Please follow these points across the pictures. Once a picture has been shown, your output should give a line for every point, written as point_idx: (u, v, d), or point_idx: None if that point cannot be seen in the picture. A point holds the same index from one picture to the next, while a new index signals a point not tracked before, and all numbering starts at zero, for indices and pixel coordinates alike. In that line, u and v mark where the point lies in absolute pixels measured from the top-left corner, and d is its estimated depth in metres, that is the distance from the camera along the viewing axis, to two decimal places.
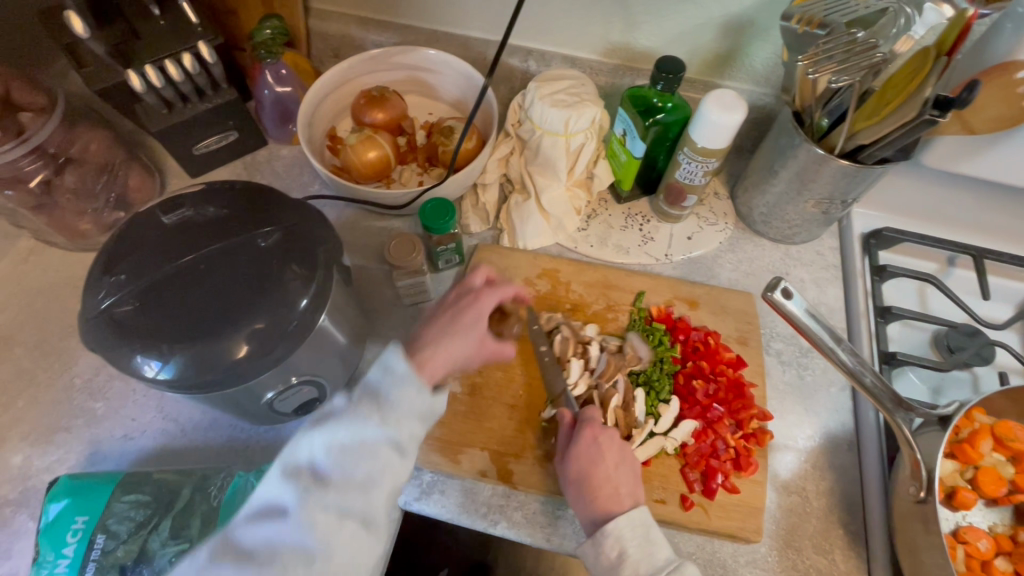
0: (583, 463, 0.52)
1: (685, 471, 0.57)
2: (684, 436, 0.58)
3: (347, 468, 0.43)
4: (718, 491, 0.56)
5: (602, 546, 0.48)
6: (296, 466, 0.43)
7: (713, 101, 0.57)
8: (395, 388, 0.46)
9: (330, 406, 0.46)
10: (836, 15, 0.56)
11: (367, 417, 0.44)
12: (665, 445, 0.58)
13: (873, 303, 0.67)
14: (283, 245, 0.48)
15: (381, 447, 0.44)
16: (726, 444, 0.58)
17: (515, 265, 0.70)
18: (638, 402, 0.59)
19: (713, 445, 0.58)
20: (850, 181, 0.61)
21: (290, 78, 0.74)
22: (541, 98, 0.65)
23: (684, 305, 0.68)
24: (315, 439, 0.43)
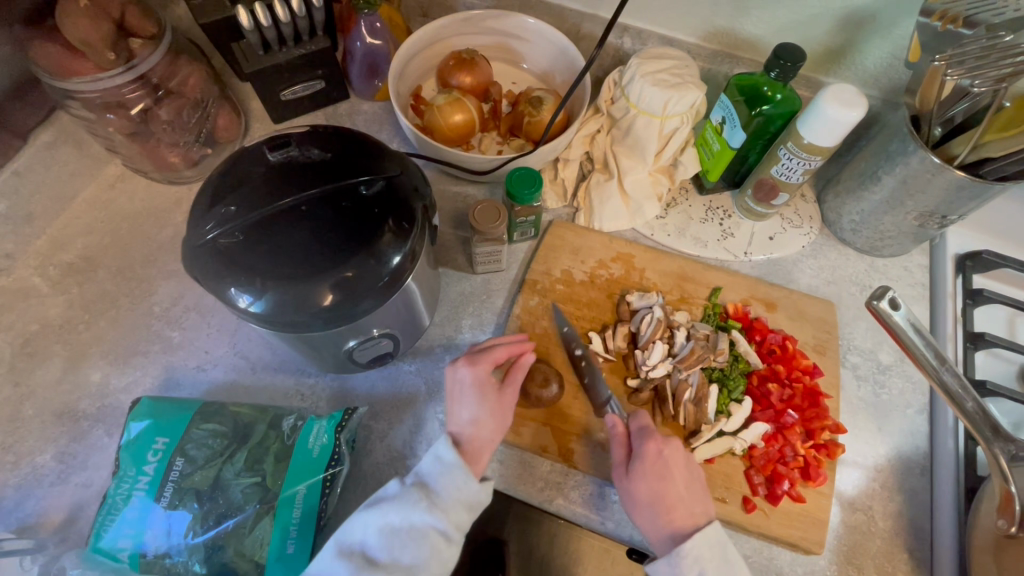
0: (649, 481, 0.51)
1: (750, 473, 0.56)
2: (753, 438, 0.57)
3: (395, 548, 0.45)
4: (783, 499, 0.55)
5: (679, 566, 0.48)
6: (350, 545, 0.46)
7: (831, 95, 0.54)
8: (443, 479, 0.48)
9: (383, 490, 0.49)
10: (983, 15, 0.53)
11: (417, 502, 0.47)
12: (734, 446, 0.56)
13: (962, 329, 0.64)
14: (384, 196, 0.47)
15: (428, 530, 0.46)
16: (795, 452, 0.56)
17: (589, 246, 0.69)
18: (711, 399, 0.58)
19: (783, 451, 0.56)
20: (962, 197, 0.58)
21: (383, 32, 0.73)
22: (642, 75, 0.63)
23: (760, 306, 0.66)
24: (366, 519, 0.47)
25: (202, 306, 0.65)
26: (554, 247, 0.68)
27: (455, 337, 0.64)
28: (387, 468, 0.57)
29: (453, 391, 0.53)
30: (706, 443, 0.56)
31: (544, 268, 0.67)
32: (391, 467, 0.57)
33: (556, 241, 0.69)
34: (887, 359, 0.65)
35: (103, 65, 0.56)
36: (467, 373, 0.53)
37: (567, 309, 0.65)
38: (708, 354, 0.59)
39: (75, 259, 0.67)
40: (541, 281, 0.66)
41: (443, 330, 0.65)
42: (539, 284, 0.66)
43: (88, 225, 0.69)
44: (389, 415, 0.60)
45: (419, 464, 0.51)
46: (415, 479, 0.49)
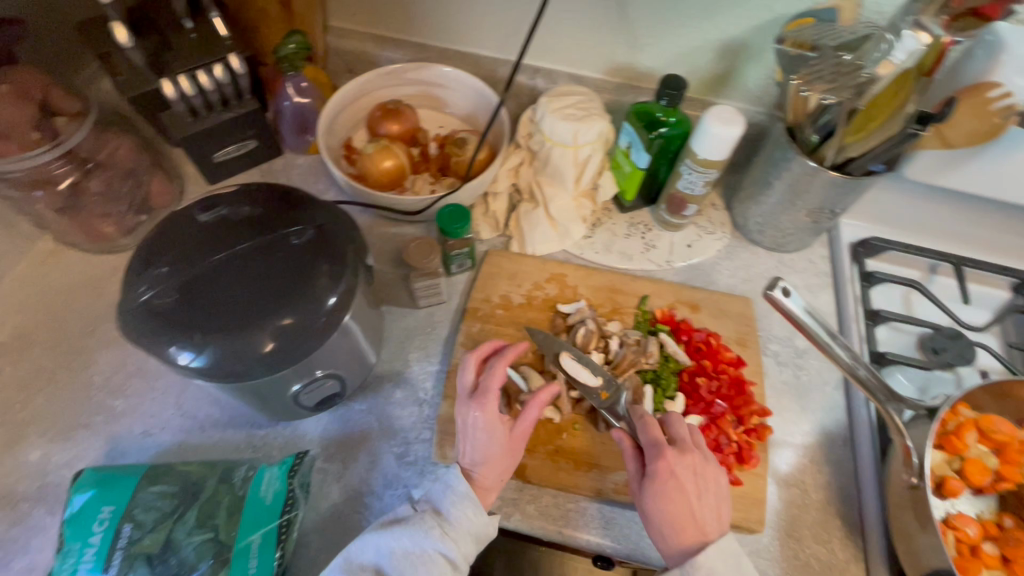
0: (676, 508, 0.50)
1: None
2: None
3: (405, 569, 0.47)
4: None
5: None
6: (360, 562, 0.48)
7: (713, 116, 0.61)
8: (456, 507, 0.51)
9: (396, 514, 0.52)
10: (825, 40, 0.61)
11: (429, 529, 0.49)
12: None
13: (862, 308, 0.72)
14: (314, 243, 0.50)
15: (439, 555, 0.49)
16: (729, 439, 0.61)
17: (525, 270, 0.73)
18: (647, 399, 0.62)
19: (717, 440, 0.61)
20: (840, 192, 0.66)
21: (309, 90, 0.77)
22: (552, 112, 0.69)
23: (684, 308, 0.71)
24: (379, 540, 0.49)
25: (145, 370, 0.65)
26: (491, 274, 0.72)
27: (403, 371, 0.66)
28: (345, 508, 0.57)
29: (466, 428, 0.54)
30: None
31: (483, 295, 0.70)
32: (348, 506, 0.58)
33: (493, 268, 0.73)
34: (803, 344, 0.71)
35: (27, 145, 0.57)
36: (479, 415, 0.53)
37: (508, 331, 0.68)
38: (640, 357, 0.64)
39: (7, 339, 0.66)
40: (481, 308, 0.69)
41: (391, 365, 0.67)
42: (480, 311, 0.69)
43: (20, 302, 0.68)
44: (343, 455, 0.60)
45: (432, 491, 0.53)
46: (427, 507, 0.52)
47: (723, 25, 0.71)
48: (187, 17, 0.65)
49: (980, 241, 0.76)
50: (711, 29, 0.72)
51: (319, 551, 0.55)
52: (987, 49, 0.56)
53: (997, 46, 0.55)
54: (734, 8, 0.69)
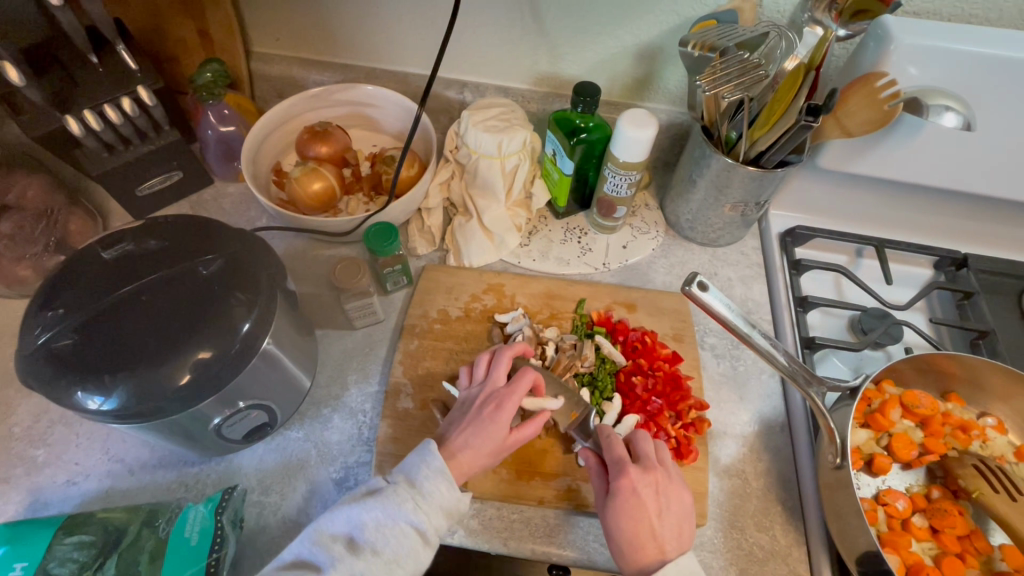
0: (636, 523, 0.50)
1: None
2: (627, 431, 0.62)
3: (377, 541, 0.46)
4: None
5: None
6: (331, 532, 0.47)
7: (626, 119, 0.63)
8: (429, 481, 0.49)
9: (372, 485, 0.50)
10: (727, 40, 0.62)
11: (402, 500, 0.48)
12: None
13: (792, 295, 0.73)
14: (225, 272, 0.49)
15: (411, 528, 0.47)
16: (667, 435, 0.61)
17: (461, 283, 0.73)
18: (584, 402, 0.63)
19: (656, 436, 0.62)
20: (757, 185, 0.68)
21: (233, 117, 0.76)
22: (474, 124, 0.69)
23: (621, 308, 0.72)
24: (351, 512, 0.48)
25: (68, 417, 0.62)
26: (427, 289, 0.72)
27: (341, 394, 0.65)
28: (282, 541, 0.55)
29: (475, 416, 0.54)
30: None
31: (420, 311, 0.70)
32: (285, 539, 0.56)
33: (430, 283, 0.72)
34: None
35: None
36: (507, 401, 0.54)
37: (447, 345, 0.68)
38: (576, 361, 0.65)
39: None
40: (418, 324, 0.69)
41: (328, 390, 0.65)
42: (417, 327, 0.69)
43: None
44: (279, 486, 0.59)
45: (407, 463, 0.52)
46: (402, 477, 0.50)
47: (637, 31, 0.73)
48: (91, 52, 0.64)
49: (900, 223, 0.79)
50: (625, 35, 0.74)
51: None
52: (877, 40, 0.60)
53: (886, 37, 0.59)
54: (644, 15, 0.71)
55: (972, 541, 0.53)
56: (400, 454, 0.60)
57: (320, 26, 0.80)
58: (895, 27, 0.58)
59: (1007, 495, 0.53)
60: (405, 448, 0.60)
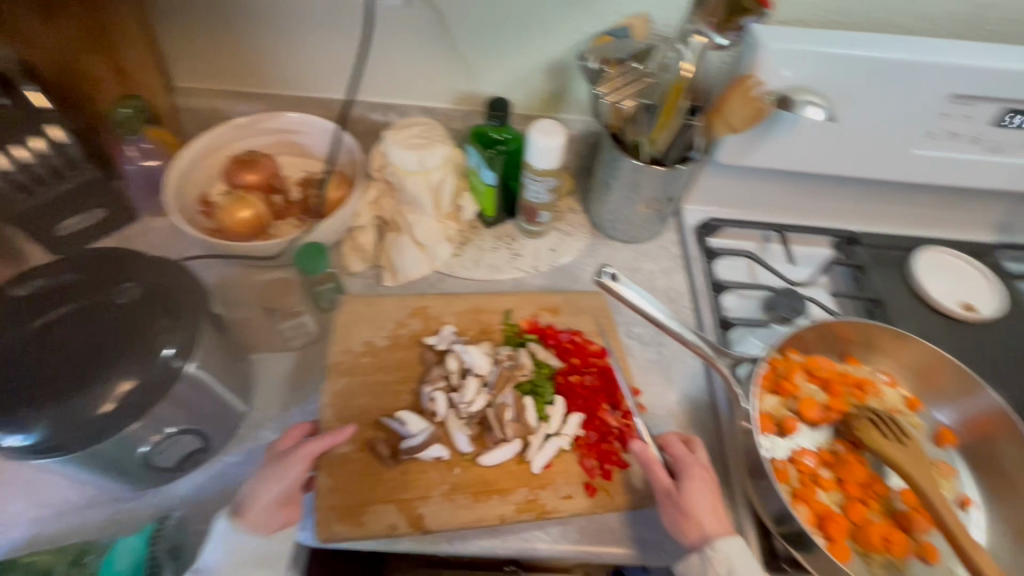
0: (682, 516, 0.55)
1: (583, 461, 0.63)
2: (574, 430, 0.65)
3: None
4: (614, 473, 0.63)
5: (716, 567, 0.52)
6: None
7: (535, 130, 0.68)
8: (210, 554, 0.53)
9: None
10: (620, 52, 0.68)
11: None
12: (561, 444, 0.63)
13: (708, 282, 0.79)
14: (146, 299, 0.50)
15: None
16: (612, 425, 0.66)
17: (382, 311, 0.73)
18: (529, 410, 0.64)
19: (601, 430, 0.66)
20: (666, 182, 0.73)
21: (154, 152, 0.76)
22: (395, 143, 0.73)
23: (547, 313, 0.75)
24: None
25: None
26: (350, 320, 0.71)
27: (281, 415, 0.66)
28: None
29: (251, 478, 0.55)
30: (538, 452, 0.62)
31: (343, 343, 0.69)
32: None
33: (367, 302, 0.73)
34: None
35: None
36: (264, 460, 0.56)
37: (377, 376, 0.67)
38: (514, 371, 0.67)
39: None
40: (343, 358, 0.68)
41: (267, 412, 0.66)
42: (343, 363, 0.68)
43: None
44: (219, 513, 0.58)
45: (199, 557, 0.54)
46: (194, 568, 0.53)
47: (545, 49, 0.79)
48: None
49: (797, 210, 0.87)
50: (534, 54, 0.80)
51: None
52: (749, 48, 0.67)
53: (757, 44, 0.66)
54: (549, 34, 0.77)
55: (873, 486, 0.58)
56: (342, 467, 0.61)
57: (241, 57, 0.82)
58: (763, 35, 0.66)
59: (897, 440, 0.58)
60: (346, 460, 0.61)
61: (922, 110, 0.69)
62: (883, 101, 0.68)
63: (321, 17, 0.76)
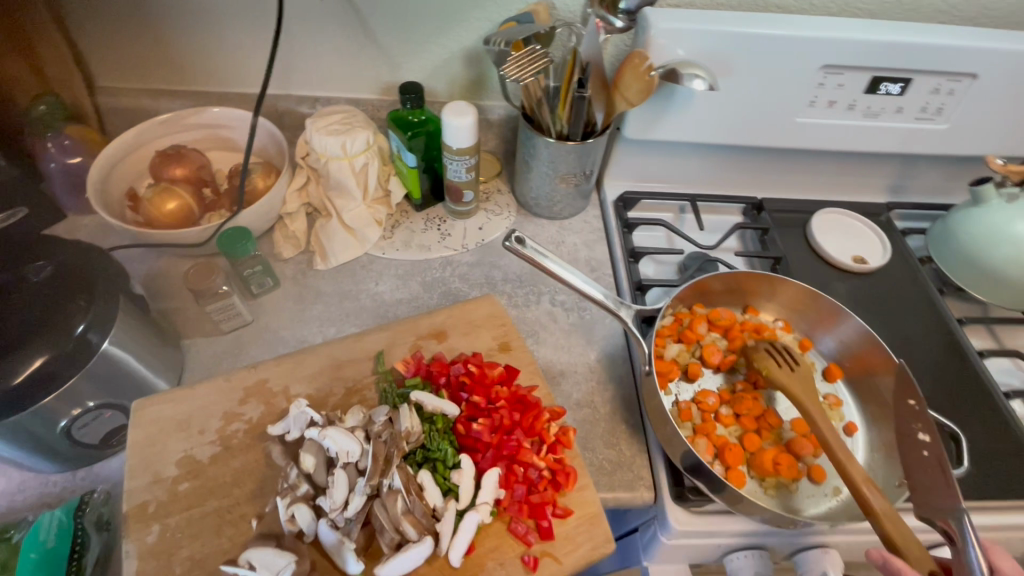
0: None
1: (513, 526, 0.56)
2: (491, 494, 0.56)
3: None
4: (552, 524, 0.57)
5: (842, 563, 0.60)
6: None
7: (449, 110, 0.72)
8: None
9: None
10: (522, 34, 0.71)
11: None
12: (479, 518, 0.55)
13: (626, 250, 0.84)
14: (56, 278, 0.52)
15: None
16: (538, 469, 0.59)
17: (200, 407, 0.60)
18: (428, 487, 0.56)
19: (526, 478, 0.59)
20: (577, 156, 0.79)
21: (75, 148, 0.78)
22: (316, 130, 0.76)
23: (431, 341, 0.69)
24: None
25: None
26: (158, 437, 0.58)
27: None
28: None
29: None
30: (450, 540, 0.54)
31: (153, 472, 0.56)
32: None
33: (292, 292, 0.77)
34: None
35: None
36: None
37: (207, 506, 0.54)
38: (395, 445, 0.56)
39: None
40: (155, 497, 0.54)
41: None
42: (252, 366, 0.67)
43: None
44: None
45: None
46: None
47: (461, 38, 0.84)
48: None
49: (706, 181, 0.94)
50: (451, 42, 0.84)
51: None
52: (642, 29, 0.73)
53: (647, 24, 0.72)
54: (462, 22, 0.82)
55: (767, 418, 0.64)
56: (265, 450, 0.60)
57: (165, 55, 0.83)
58: (652, 15, 0.72)
59: (788, 367, 0.64)
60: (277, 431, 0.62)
61: (800, 82, 0.76)
62: (766, 73, 0.75)
63: (241, 13, 0.79)
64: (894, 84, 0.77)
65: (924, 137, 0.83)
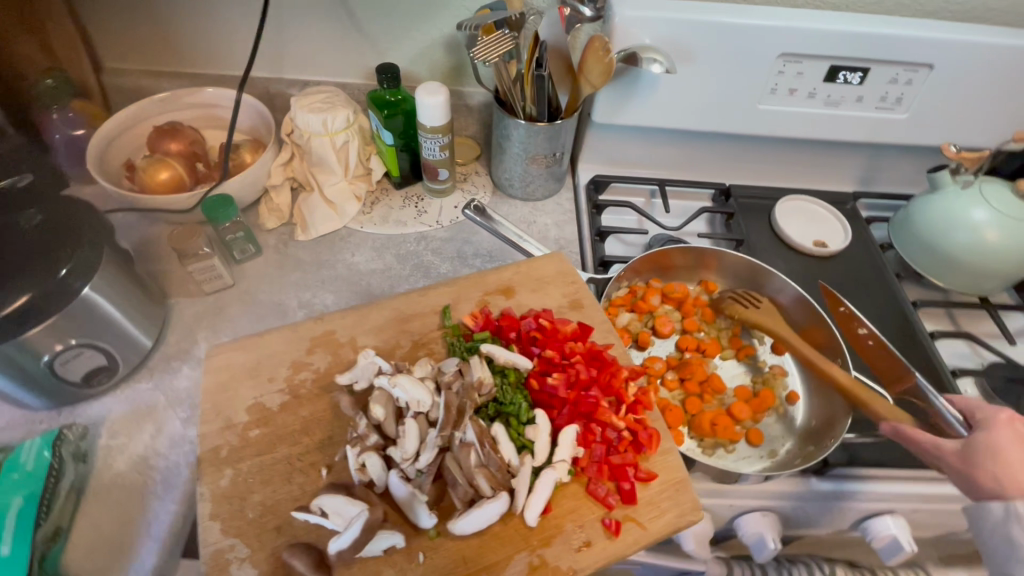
0: (988, 463, 0.52)
1: (593, 487, 0.58)
2: (569, 450, 0.59)
3: None
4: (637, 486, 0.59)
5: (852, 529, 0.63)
6: None
7: (421, 90, 0.76)
8: None
9: None
10: (496, 19, 0.74)
11: None
12: (559, 474, 0.58)
13: (593, 230, 0.88)
14: (43, 225, 0.57)
15: None
16: (617, 430, 0.61)
17: (275, 351, 0.66)
18: (502, 440, 0.59)
19: (607, 438, 0.61)
20: (546, 138, 0.83)
21: (77, 120, 0.85)
22: (300, 108, 0.81)
23: (499, 296, 0.73)
24: None
25: None
26: (229, 384, 0.64)
27: (191, 349, 0.72)
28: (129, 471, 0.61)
29: None
30: (532, 496, 0.56)
31: (226, 418, 0.61)
32: (132, 471, 0.61)
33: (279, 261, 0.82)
34: None
35: None
36: None
37: (279, 453, 0.59)
38: (469, 395, 0.61)
39: None
40: (227, 442, 0.60)
41: (178, 346, 0.72)
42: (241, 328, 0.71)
43: None
44: (127, 428, 0.64)
45: None
46: None
47: (442, 25, 0.88)
48: None
49: (676, 166, 0.98)
50: (431, 29, 0.89)
51: (100, 513, 0.59)
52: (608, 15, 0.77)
53: (612, 11, 0.76)
54: (442, 10, 0.86)
55: (710, 383, 0.68)
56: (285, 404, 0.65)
57: (167, 38, 0.89)
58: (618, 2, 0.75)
59: (753, 306, 0.74)
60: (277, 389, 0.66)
61: (760, 70, 0.80)
62: (727, 60, 0.79)
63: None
64: (853, 72, 0.80)
65: (886, 126, 0.86)
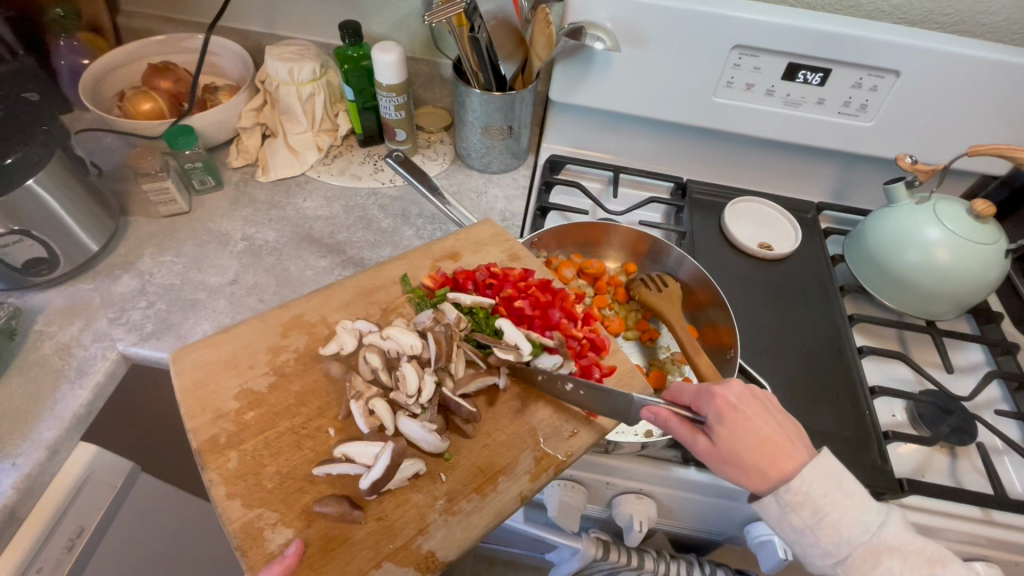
0: (732, 425, 0.49)
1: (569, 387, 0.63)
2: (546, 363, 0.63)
3: None
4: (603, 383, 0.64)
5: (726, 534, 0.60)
6: None
7: (377, 48, 0.80)
8: None
9: None
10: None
11: None
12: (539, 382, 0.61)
13: (536, 205, 0.89)
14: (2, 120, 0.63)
15: None
16: (578, 340, 0.66)
17: (247, 340, 0.63)
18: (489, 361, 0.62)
19: (571, 349, 0.65)
20: (498, 109, 0.85)
21: (81, 50, 0.93)
22: (271, 56, 0.86)
23: (447, 261, 0.73)
24: None
25: None
26: (208, 378, 0.60)
27: (135, 261, 0.78)
28: (50, 355, 0.67)
29: None
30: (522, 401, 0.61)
31: (213, 410, 0.58)
32: (54, 355, 0.68)
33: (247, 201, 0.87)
34: None
35: None
36: None
37: (281, 427, 0.58)
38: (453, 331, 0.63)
39: None
40: (223, 430, 0.57)
41: (125, 257, 0.79)
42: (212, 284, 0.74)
43: None
44: (61, 319, 0.71)
45: None
46: None
47: None
48: None
49: (637, 156, 0.98)
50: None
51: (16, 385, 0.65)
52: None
53: None
54: None
55: None
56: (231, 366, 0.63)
57: None
58: None
59: (656, 289, 0.76)
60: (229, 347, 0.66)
61: (716, 61, 0.79)
62: (682, 48, 0.78)
63: None
64: (813, 73, 0.78)
65: (850, 133, 0.83)
